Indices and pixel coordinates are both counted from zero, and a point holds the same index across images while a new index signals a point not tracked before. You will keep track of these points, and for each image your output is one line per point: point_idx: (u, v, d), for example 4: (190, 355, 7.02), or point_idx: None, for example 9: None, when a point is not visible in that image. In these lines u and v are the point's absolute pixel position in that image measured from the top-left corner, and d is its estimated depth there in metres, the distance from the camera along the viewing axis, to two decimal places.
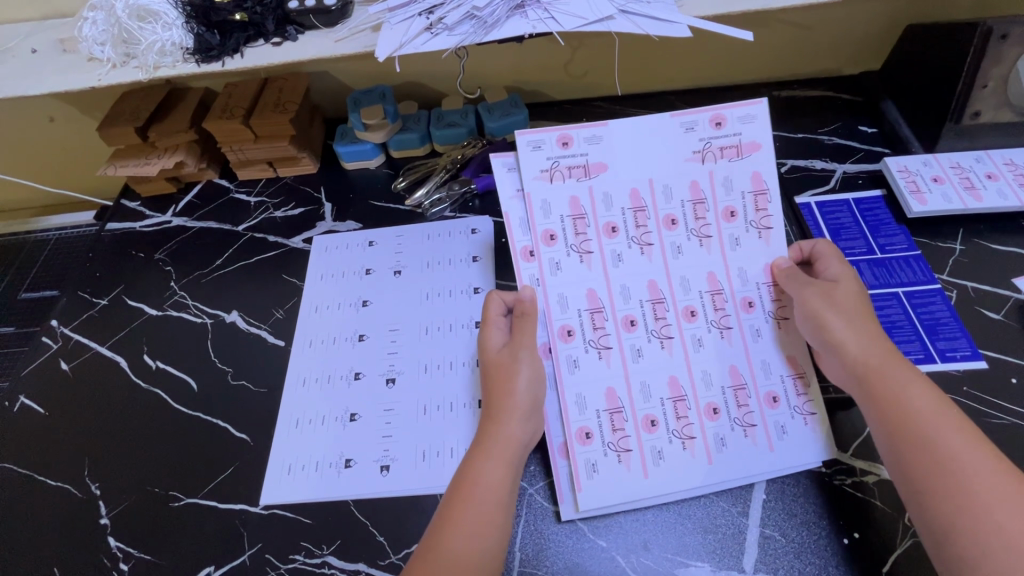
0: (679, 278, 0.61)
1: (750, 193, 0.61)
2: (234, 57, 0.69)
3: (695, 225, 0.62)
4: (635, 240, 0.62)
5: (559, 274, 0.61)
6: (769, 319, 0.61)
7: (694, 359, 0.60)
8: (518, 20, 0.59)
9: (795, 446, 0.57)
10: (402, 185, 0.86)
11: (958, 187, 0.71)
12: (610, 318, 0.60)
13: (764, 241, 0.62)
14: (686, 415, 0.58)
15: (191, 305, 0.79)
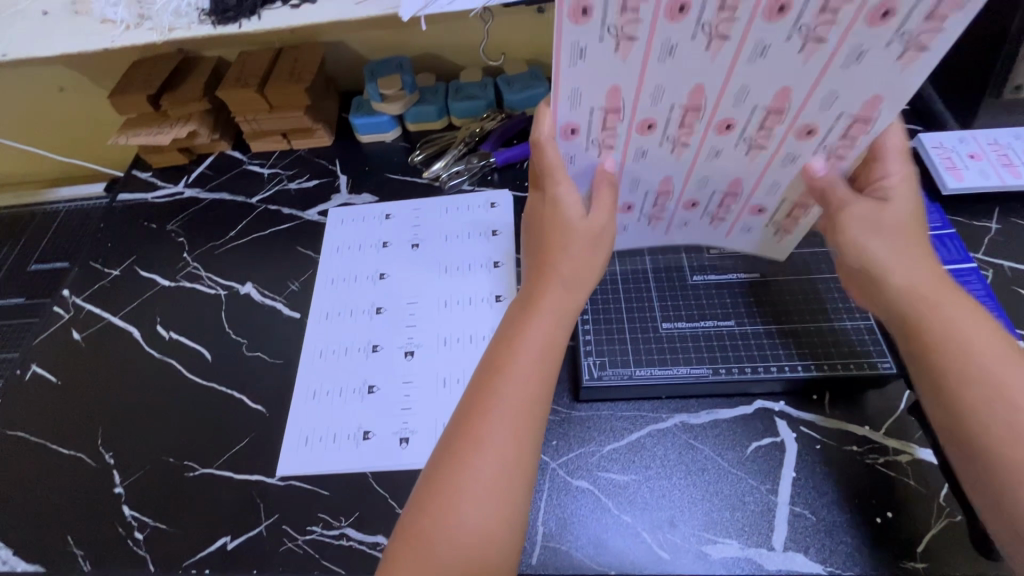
0: (737, 91, 0.47)
1: (850, 116, 0.48)
2: (251, 19, 0.67)
3: (812, 22, 0.41)
4: (708, 28, 0.41)
5: (583, 63, 0.44)
6: (815, 152, 0.52)
7: (699, 170, 0.56)
8: None
9: (748, 239, 0.65)
10: (419, 158, 0.84)
11: (994, 164, 0.69)
12: (627, 117, 0.49)
13: (900, 64, 0.43)
14: (665, 207, 0.61)
15: (204, 276, 0.77)
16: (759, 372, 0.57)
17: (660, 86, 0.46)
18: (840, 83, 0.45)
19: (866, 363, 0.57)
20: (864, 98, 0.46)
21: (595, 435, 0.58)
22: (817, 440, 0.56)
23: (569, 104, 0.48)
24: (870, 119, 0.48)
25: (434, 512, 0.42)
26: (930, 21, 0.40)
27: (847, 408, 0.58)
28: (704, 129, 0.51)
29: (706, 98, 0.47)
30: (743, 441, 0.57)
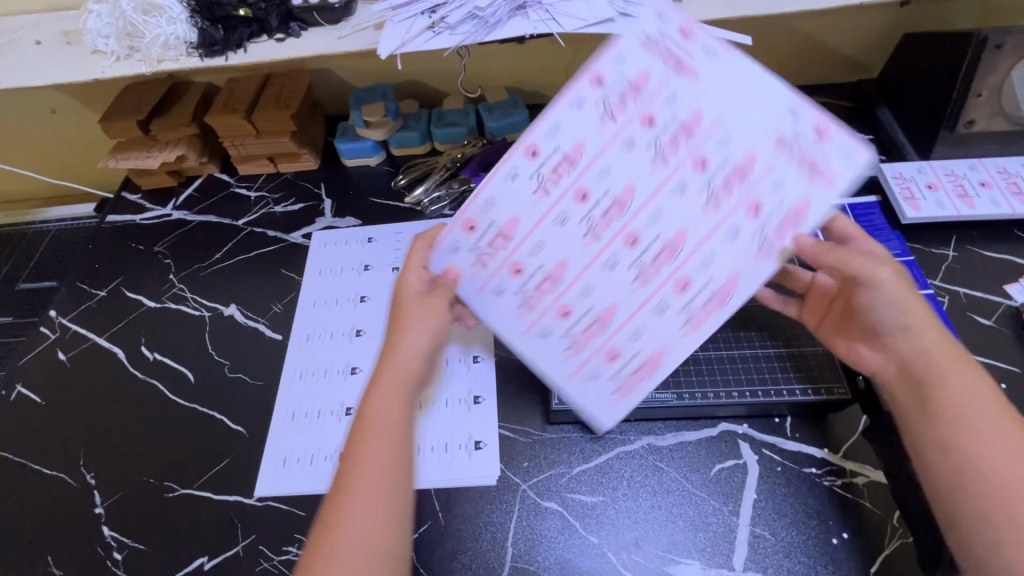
0: (648, 215, 0.50)
1: (717, 284, 0.50)
2: (238, 52, 0.69)
3: (720, 185, 0.49)
4: (660, 145, 0.49)
5: (574, 108, 0.49)
6: (682, 311, 0.51)
7: (585, 278, 0.52)
8: (519, 21, 0.59)
9: (592, 394, 0.53)
10: (402, 183, 0.87)
11: (951, 195, 0.72)
12: (573, 173, 0.50)
13: (756, 258, 0.49)
14: (534, 313, 0.53)
15: (189, 297, 0.79)
16: (721, 397, 0.60)
17: (607, 167, 0.49)
18: (716, 254, 0.50)
19: (825, 388, 0.59)
20: (728, 276, 0.50)
21: (564, 457, 0.60)
22: (778, 462, 0.58)
23: (546, 129, 0.49)
24: (727, 305, 0.50)
25: (327, 530, 0.43)
26: (783, 230, 0.49)
27: (808, 431, 0.60)
28: (613, 237, 0.51)
29: (629, 204, 0.50)
30: (706, 464, 0.58)
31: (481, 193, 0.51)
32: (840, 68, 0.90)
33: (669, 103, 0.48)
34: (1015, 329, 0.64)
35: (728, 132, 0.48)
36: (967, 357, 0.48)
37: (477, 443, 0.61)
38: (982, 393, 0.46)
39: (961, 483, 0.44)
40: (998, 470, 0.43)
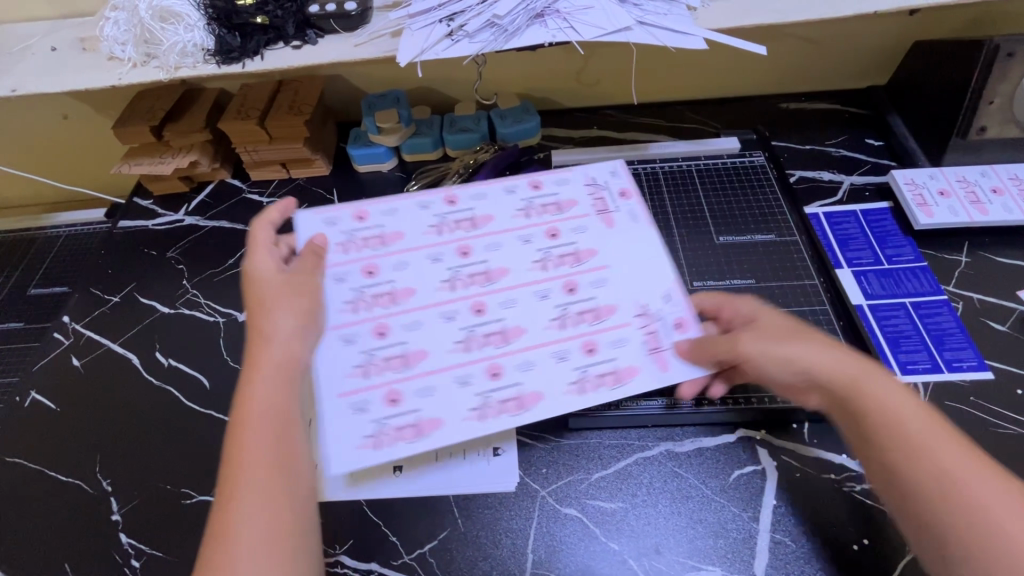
0: (499, 297, 0.60)
1: (519, 393, 0.54)
2: (254, 58, 0.69)
3: (574, 309, 0.59)
4: (550, 252, 0.63)
5: (505, 192, 0.68)
6: (475, 398, 0.54)
7: (416, 313, 0.59)
8: (538, 29, 0.60)
9: (338, 443, 0.52)
10: (414, 188, 0.87)
11: (964, 201, 0.72)
12: (468, 233, 0.65)
13: (569, 386, 0.55)
14: (365, 380, 0.55)
15: (203, 303, 0.79)
16: (739, 404, 0.60)
17: (495, 246, 0.64)
18: (537, 363, 0.56)
19: None
20: (534, 389, 0.54)
21: (583, 463, 0.60)
22: (797, 468, 0.58)
23: (472, 195, 0.68)
24: (523, 411, 0.53)
25: (223, 515, 0.41)
26: (607, 378, 0.55)
27: (825, 436, 0.60)
28: (462, 299, 0.60)
29: (490, 280, 0.61)
30: (725, 470, 0.59)
31: (387, 202, 0.67)
32: (849, 75, 0.91)
33: (574, 233, 0.65)
34: None
35: (607, 278, 0.61)
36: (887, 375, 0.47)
37: (496, 449, 0.61)
38: (909, 406, 0.44)
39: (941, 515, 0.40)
40: (964, 476, 0.40)
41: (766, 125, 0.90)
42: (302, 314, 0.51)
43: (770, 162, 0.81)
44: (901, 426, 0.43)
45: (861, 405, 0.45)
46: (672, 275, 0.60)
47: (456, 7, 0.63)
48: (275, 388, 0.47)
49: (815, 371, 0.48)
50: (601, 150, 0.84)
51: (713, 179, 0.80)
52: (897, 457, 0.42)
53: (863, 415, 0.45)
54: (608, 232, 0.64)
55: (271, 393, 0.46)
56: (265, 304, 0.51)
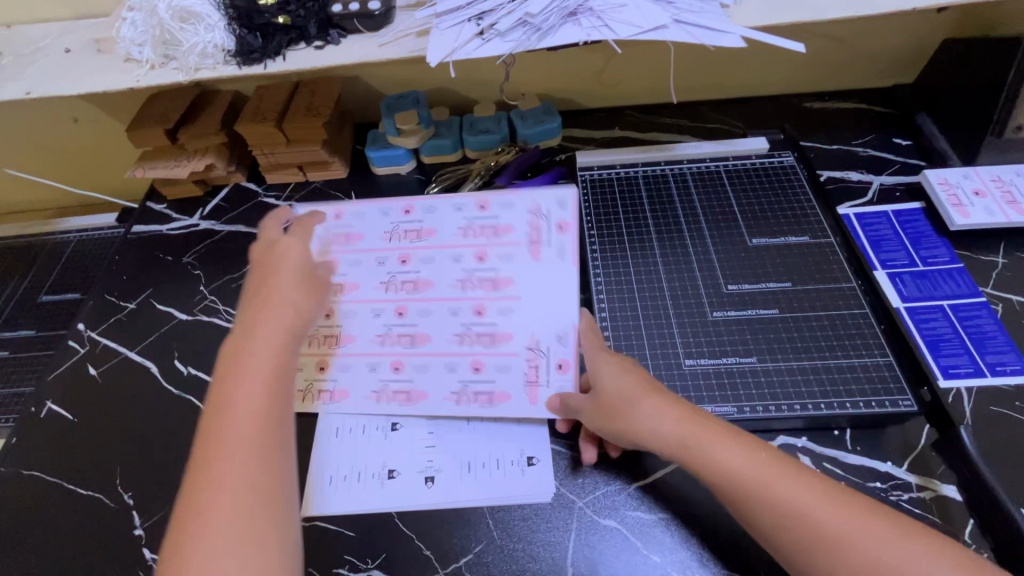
0: (422, 305, 0.69)
1: (408, 388, 0.64)
2: (276, 59, 0.68)
3: (472, 331, 0.67)
4: (472, 274, 0.71)
5: (454, 210, 0.76)
6: (374, 384, 0.65)
7: (355, 305, 0.70)
8: (571, 27, 0.58)
9: None
10: (435, 191, 0.86)
11: (999, 201, 0.71)
12: (414, 243, 0.74)
13: (451, 399, 0.63)
14: (309, 349, 0.68)
15: (222, 309, 0.77)
16: (782, 411, 0.58)
17: (431, 260, 0.72)
18: (433, 367, 0.65)
19: (889, 400, 0.58)
20: (420, 388, 0.64)
21: (621, 473, 0.58)
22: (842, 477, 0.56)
23: (427, 207, 0.77)
24: (404, 402, 0.63)
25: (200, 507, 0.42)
26: (483, 402, 0.62)
27: (870, 443, 0.58)
28: (393, 301, 0.70)
29: (417, 289, 0.71)
30: None
31: (359, 206, 0.78)
32: (875, 74, 0.89)
33: (500, 260, 0.71)
34: None
35: (513, 310, 0.67)
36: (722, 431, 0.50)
37: (530, 459, 0.59)
38: (752, 455, 0.47)
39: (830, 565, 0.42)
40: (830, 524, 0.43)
41: (791, 125, 0.88)
42: (281, 327, 0.51)
43: (799, 162, 0.80)
44: (756, 481, 0.46)
45: (712, 464, 0.48)
46: (572, 316, 0.66)
47: (486, 5, 0.62)
48: (252, 392, 0.47)
49: (669, 439, 0.50)
50: (627, 151, 0.83)
51: (741, 180, 0.79)
52: (757, 512, 0.45)
53: (715, 478, 0.47)
54: (531, 265, 0.70)
55: (248, 398, 0.46)
56: (252, 317, 0.52)
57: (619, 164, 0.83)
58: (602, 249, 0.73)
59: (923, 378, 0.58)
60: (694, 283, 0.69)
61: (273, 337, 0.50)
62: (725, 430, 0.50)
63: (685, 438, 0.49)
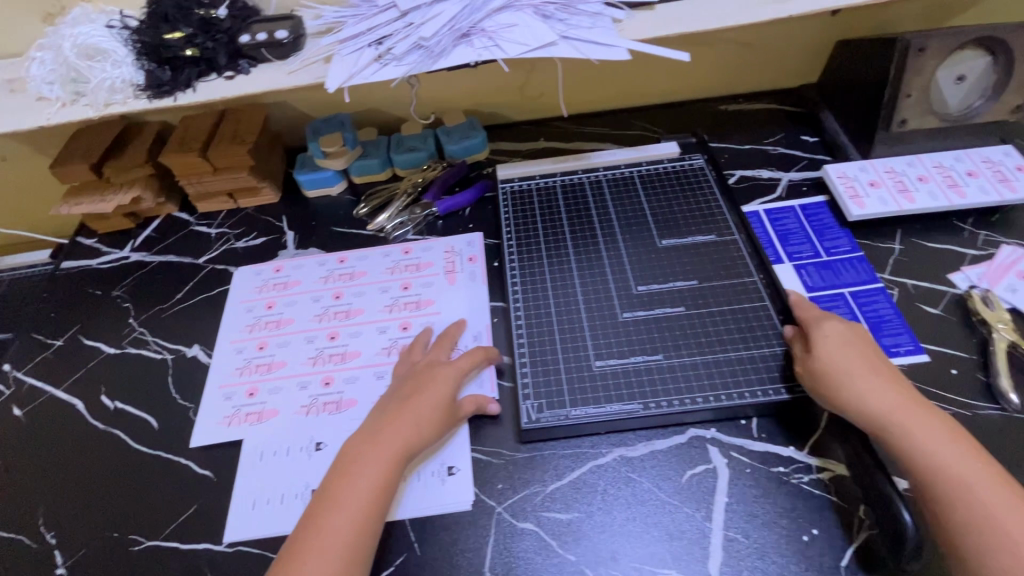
0: (353, 327, 0.73)
1: (340, 398, 0.67)
2: (186, 91, 0.69)
3: (398, 340, 0.71)
4: (398, 301, 0.75)
5: (383, 254, 0.81)
6: (308, 399, 0.67)
7: (290, 336, 0.73)
8: (464, 48, 0.61)
9: (206, 422, 0.67)
10: (364, 211, 0.87)
11: (892, 190, 0.74)
12: (346, 282, 0.78)
13: None
14: (240, 376, 0.70)
15: (151, 341, 0.77)
16: (686, 404, 0.61)
17: (362, 293, 0.76)
18: (361, 377, 0.68)
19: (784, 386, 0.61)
20: (354, 397, 0.67)
21: (538, 476, 0.60)
22: (747, 464, 0.59)
23: (360, 255, 0.81)
24: (336, 412, 0.66)
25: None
26: None
27: (773, 430, 0.61)
28: (325, 328, 0.73)
29: (349, 317, 0.74)
30: (678, 471, 0.59)
31: (300, 258, 0.82)
32: (784, 75, 0.93)
33: (422, 288, 0.76)
34: (962, 316, 0.66)
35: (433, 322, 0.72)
36: (899, 393, 0.55)
37: (450, 468, 0.61)
38: (929, 429, 0.52)
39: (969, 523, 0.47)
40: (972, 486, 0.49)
41: (707, 128, 0.92)
42: (399, 443, 0.57)
43: (708, 163, 0.83)
44: (936, 457, 0.50)
45: (907, 438, 0.52)
46: (486, 321, 0.72)
47: (383, 30, 0.64)
48: (358, 489, 0.54)
49: (881, 408, 0.54)
50: (545, 162, 0.86)
51: (655, 184, 0.82)
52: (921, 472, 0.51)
53: (910, 450, 0.52)
54: (448, 289, 0.75)
55: (353, 498, 0.54)
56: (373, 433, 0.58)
57: (539, 175, 0.85)
58: (521, 258, 0.76)
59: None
60: (605, 286, 0.71)
61: (383, 456, 0.56)
62: (923, 407, 0.54)
63: (896, 411, 0.53)
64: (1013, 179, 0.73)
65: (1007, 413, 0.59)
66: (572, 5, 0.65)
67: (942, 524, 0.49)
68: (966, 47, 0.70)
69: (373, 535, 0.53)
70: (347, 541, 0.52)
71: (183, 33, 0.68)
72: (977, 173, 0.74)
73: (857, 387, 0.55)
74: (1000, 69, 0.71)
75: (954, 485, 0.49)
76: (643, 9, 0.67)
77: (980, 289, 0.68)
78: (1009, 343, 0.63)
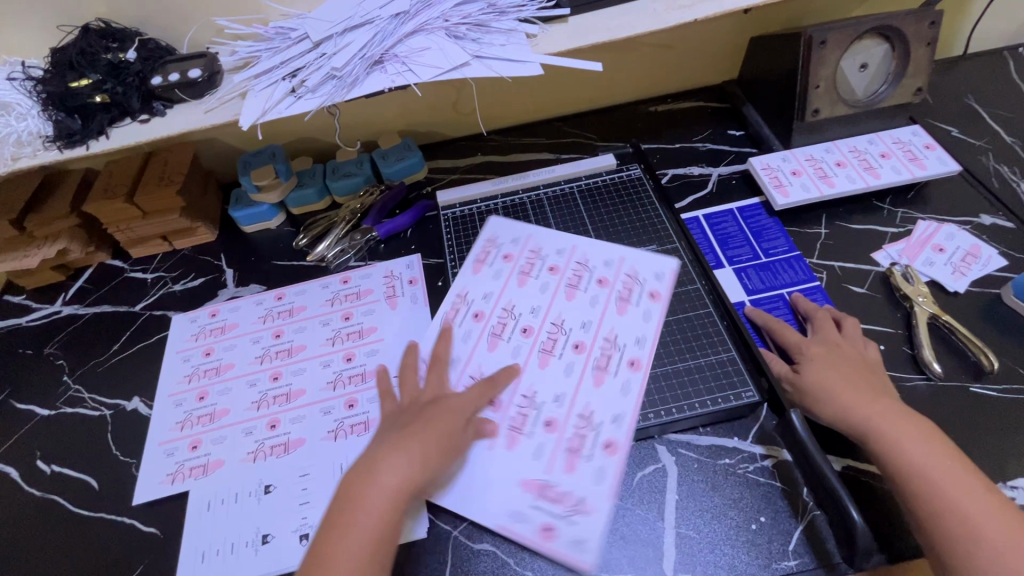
0: (482, 291, 0.74)
1: (287, 438, 0.65)
2: (99, 139, 0.67)
3: (344, 372, 0.70)
4: (340, 332, 0.74)
5: (319, 288, 0.80)
6: (255, 443, 0.66)
7: (231, 381, 0.71)
8: (377, 75, 0.62)
9: (147, 479, 0.65)
10: (303, 242, 0.85)
11: (813, 177, 0.77)
12: (285, 320, 0.77)
13: (330, 440, 0.65)
14: (181, 432, 0.68)
15: (87, 398, 0.74)
16: (639, 420, 0.61)
17: (302, 329, 0.75)
18: (308, 416, 0.67)
19: (732, 394, 0.61)
20: (301, 436, 0.65)
21: None
22: (694, 459, 0.60)
23: (297, 290, 0.80)
24: (285, 452, 0.64)
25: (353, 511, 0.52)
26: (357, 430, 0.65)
27: (718, 423, 0.62)
28: (266, 369, 0.72)
29: (366, 335, 0.73)
30: (628, 474, 0.60)
31: (235, 300, 0.80)
32: (708, 72, 0.96)
33: (364, 315, 0.76)
34: (886, 293, 0.69)
35: (376, 350, 0.72)
36: (878, 397, 0.56)
37: None
38: (907, 432, 0.53)
39: (947, 524, 0.49)
40: (944, 485, 0.50)
41: (639, 131, 0.94)
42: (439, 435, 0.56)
43: (645, 173, 0.85)
44: (911, 459, 0.52)
45: (883, 444, 0.53)
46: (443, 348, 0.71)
47: (297, 62, 0.64)
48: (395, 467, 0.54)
49: (859, 422, 0.55)
50: (482, 185, 0.86)
51: (592, 198, 0.83)
52: (900, 475, 0.52)
53: (887, 454, 0.53)
54: (389, 314, 0.75)
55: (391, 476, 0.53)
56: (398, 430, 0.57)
57: (478, 199, 0.86)
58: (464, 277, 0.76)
59: (760, 368, 0.62)
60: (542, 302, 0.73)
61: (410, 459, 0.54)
62: (899, 412, 0.55)
63: (875, 419, 0.55)
64: (923, 157, 0.77)
65: (933, 382, 0.62)
66: (485, 24, 0.66)
67: (924, 524, 0.50)
68: (866, 36, 0.74)
69: (385, 559, 0.51)
70: (362, 557, 0.49)
71: (91, 80, 0.66)
72: (890, 154, 0.78)
73: (836, 395, 0.57)
74: (898, 56, 0.75)
75: (929, 490, 0.50)
76: (557, 23, 0.67)
77: (901, 265, 0.71)
78: (929, 315, 0.65)
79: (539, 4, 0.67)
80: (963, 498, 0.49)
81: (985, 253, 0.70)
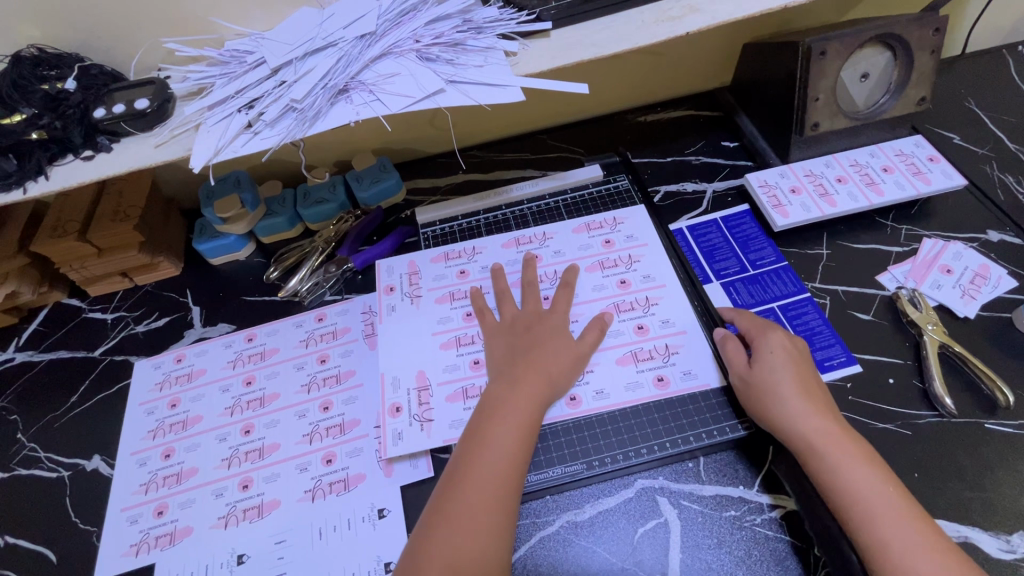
0: (566, 247, 0.74)
1: (260, 499, 0.61)
2: (39, 180, 0.61)
3: (320, 424, 0.65)
4: (316, 376, 0.69)
5: (292, 326, 0.75)
6: (229, 505, 0.61)
7: (199, 436, 0.66)
8: (342, 107, 0.57)
9: (108, 553, 0.60)
10: (274, 275, 0.79)
11: (813, 195, 0.73)
12: (258, 364, 0.72)
13: (306, 500, 0.60)
14: (145, 496, 0.63)
15: (44, 458, 0.69)
16: (629, 458, 0.58)
17: (275, 374, 0.70)
18: (283, 473, 0.62)
19: (729, 426, 0.59)
20: (274, 497, 0.61)
21: None
22: (699, 513, 0.56)
23: (268, 330, 0.75)
24: (259, 514, 0.60)
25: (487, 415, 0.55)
26: (336, 489, 0.61)
27: (723, 471, 0.58)
28: (238, 422, 0.67)
29: (474, 255, 0.75)
30: (629, 530, 0.56)
31: (202, 343, 0.75)
32: (699, 79, 0.91)
33: (342, 357, 0.71)
34: (894, 320, 0.66)
35: (354, 396, 0.67)
36: (826, 414, 0.53)
37: (388, 564, 0.56)
38: (847, 458, 0.50)
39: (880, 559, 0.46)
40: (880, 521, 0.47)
41: (628, 143, 0.89)
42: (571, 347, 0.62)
43: (634, 185, 0.80)
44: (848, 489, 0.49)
45: (827, 471, 0.50)
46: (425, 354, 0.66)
47: (253, 91, 0.58)
48: (537, 379, 0.58)
49: (809, 440, 0.52)
50: (466, 201, 0.81)
51: (579, 212, 0.78)
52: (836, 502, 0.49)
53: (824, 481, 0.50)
54: (368, 355, 0.70)
55: (531, 385, 0.57)
56: (523, 332, 0.63)
57: (460, 213, 0.81)
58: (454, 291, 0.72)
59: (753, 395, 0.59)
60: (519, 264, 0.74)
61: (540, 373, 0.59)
62: (847, 434, 0.52)
63: (823, 440, 0.51)
64: (926, 171, 0.73)
65: (946, 419, 0.58)
66: (460, 44, 0.60)
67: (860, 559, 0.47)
68: (867, 45, 0.69)
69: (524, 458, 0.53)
70: (510, 455, 0.52)
71: (25, 115, 0.60)
72: (892, 168, 0.74)
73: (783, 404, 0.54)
74: (901, 65, 0.71)
75: (867, 522, 0.47)
76: (538, 38, 0.61)
77: (908, 288, 0.67)
78: (939, 344, 0.62)
79: (517, 19, 0.61)
80: (900, 536, 0.46)
81: (994, 273, 0.67)
